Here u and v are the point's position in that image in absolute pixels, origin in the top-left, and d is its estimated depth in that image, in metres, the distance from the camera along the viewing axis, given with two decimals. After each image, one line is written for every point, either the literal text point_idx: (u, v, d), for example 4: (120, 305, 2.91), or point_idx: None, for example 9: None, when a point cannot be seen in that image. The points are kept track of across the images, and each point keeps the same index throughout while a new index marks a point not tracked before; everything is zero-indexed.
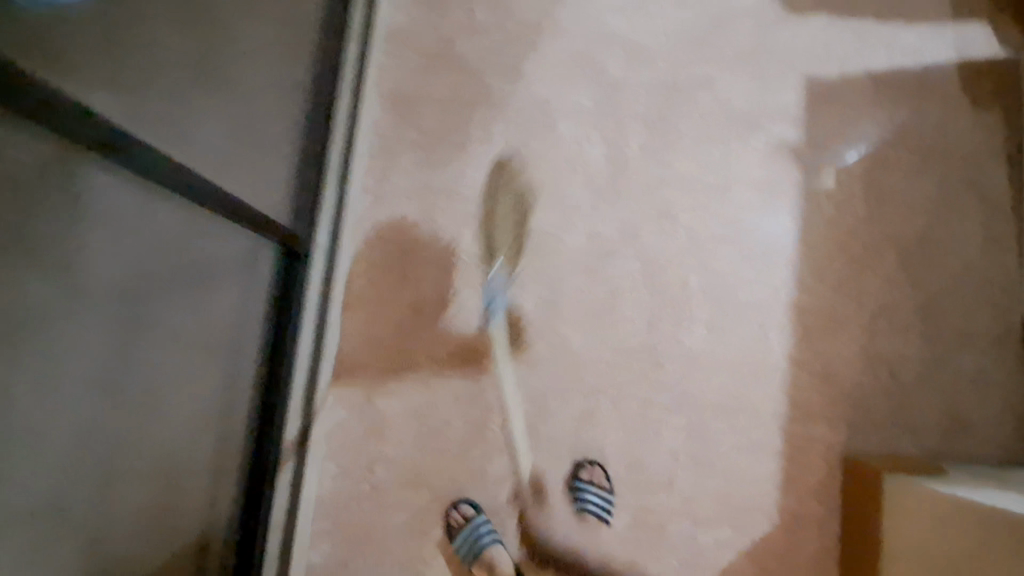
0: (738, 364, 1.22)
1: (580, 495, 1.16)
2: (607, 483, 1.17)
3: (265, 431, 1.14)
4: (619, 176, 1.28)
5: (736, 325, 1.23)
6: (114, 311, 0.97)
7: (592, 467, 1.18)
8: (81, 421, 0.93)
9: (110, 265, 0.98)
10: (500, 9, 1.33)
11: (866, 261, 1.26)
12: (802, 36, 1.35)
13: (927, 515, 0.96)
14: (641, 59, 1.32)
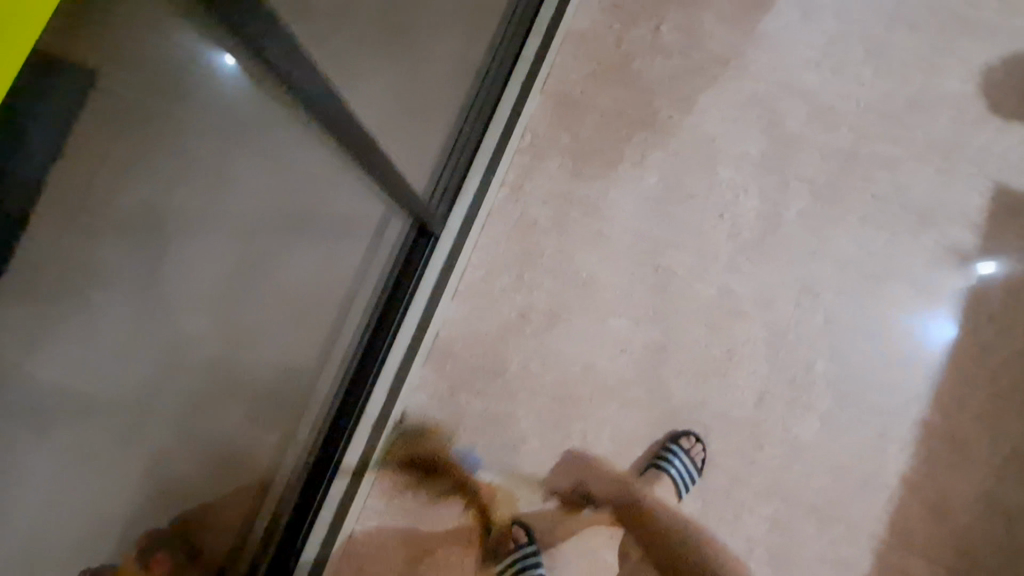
0: (845, 466, 1.13)
1: (669, 457, 1.12)
2: (698, 462, 1.13)
3: (352, 398, 1.11)
4: (769, 236, 1.20)
5: (854, 424, 1.14)
6: (230, 249, 0.82)
7: (694, 440, 1.14)
8: (153, 371, 0.76)
9: (249, 194, 0.82)
10: (690, 36, 1.27)
11: (1015, 399, 1.14)
12: (1003, 141, 1.24)
13: None
14: (824, 121, 1.24)
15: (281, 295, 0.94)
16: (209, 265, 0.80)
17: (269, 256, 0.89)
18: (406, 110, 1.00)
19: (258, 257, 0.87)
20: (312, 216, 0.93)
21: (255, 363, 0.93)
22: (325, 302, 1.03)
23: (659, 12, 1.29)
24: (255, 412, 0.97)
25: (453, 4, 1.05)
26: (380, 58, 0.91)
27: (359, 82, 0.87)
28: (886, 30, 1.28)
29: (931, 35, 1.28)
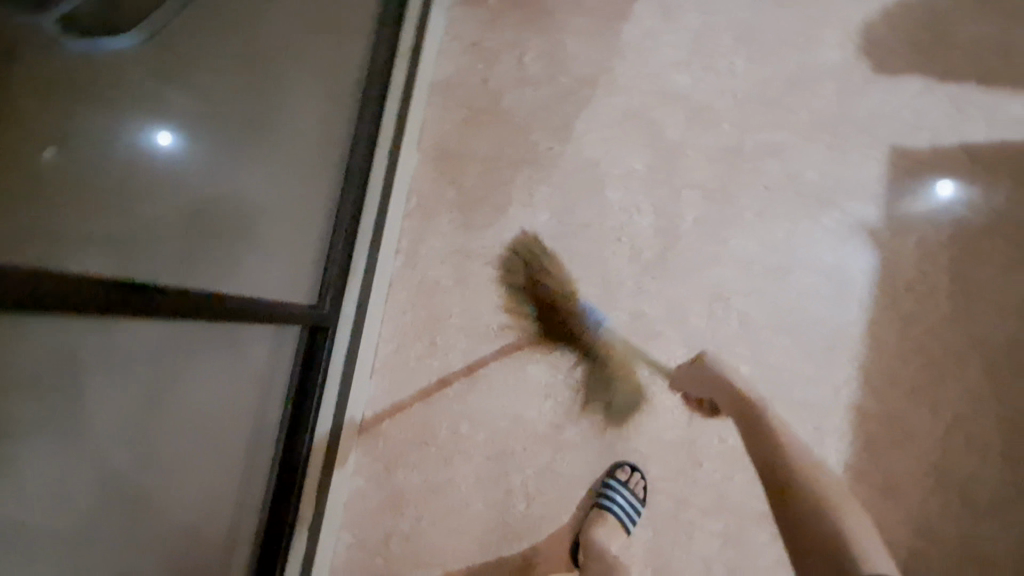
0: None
1: (609, 493, 1.10)
2: (641, 492, 1.12)
3: (280, 513, 1.04)
4: (669, 250, 1.19)
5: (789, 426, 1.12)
6: (151, 374, 0.76)
7: (630, 471, 1.13)
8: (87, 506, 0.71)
9: (155, 326, 0.76)
10: (553, 64, 1.26)
11: (945, 366, 1.12)
12: (890, 101, 1.21)
13: None
14: (703, 122, 1.22)
15: (201, 413, 0.87)
16: (130, 395, 0.74)
17: (185, 373, 0.83)
18: (268, 216, 0.96)
19: (176, 376, 0.81)
20: (213, 331, 0.87)
21: (180, 484, 0.85)
22: (241, 415, 0.97)
23: (520, 45, 1.28)
24: (193, 533, 0.90)
25: (308, 103, 1.04)
26: (248, 177, 0.91)
27: (228, 211, 0.87)
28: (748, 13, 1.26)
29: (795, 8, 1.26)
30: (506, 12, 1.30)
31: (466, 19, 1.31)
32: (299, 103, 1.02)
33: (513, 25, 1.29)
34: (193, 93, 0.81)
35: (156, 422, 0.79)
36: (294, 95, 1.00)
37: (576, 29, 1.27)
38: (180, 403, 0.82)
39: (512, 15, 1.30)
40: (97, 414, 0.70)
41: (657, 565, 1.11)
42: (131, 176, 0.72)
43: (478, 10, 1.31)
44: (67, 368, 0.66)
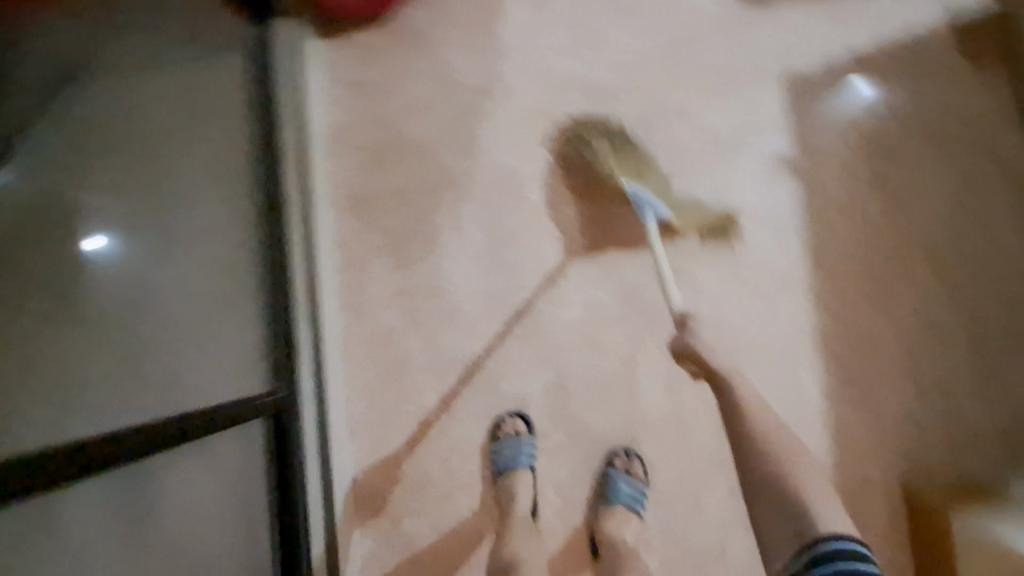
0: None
1: (613, 484, 1.12)
2: (643, 476, 1.13)
3: None
4: (602, 235, 1.19)
5: (761, 371, 1.14)
6: (127, 500, 0.77)
7: (627, 457, 1.14)
8: None
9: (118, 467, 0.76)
10: (440, 81, 1.25)
11: (890, 270, 1.15)
12: (773, 32, 1.22)
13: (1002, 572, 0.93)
14: (601, 100, 1.22)
15: (190, 526, 0.87)
16: (109, 524, 0.75)
17: (164, 493, 0.83)
18: (200, 316, 0.96)
19: (155, 497, 0.81)
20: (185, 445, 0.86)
21: None
22: (232, 513, 0.96)
23: (405, 73, 1.26)
24: None
25: (210, 192, 1.03)
26: (171, 281, 0.93)
27: (152, 321, 0.89)
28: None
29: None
30: (381, 44, 1.27)
31: (341, 60, 1.27)
32: (204, 195, 1.02)
33: (392, 55, 1.27)
34: (92, 203, 0.87)
35: (144, 546, 0.79)
36: (195, 190, 1.01)
37: (456, 44, 1.26)
38: (164, 525, 0.83)
39: (389, 46, 1.27)
40: (86, 547, 0.72)
41: (675, 539, 1.14)
42: (39, 309, 0.77)
43: (352, 47, 1.27)
44: (48, 516, 0.67)
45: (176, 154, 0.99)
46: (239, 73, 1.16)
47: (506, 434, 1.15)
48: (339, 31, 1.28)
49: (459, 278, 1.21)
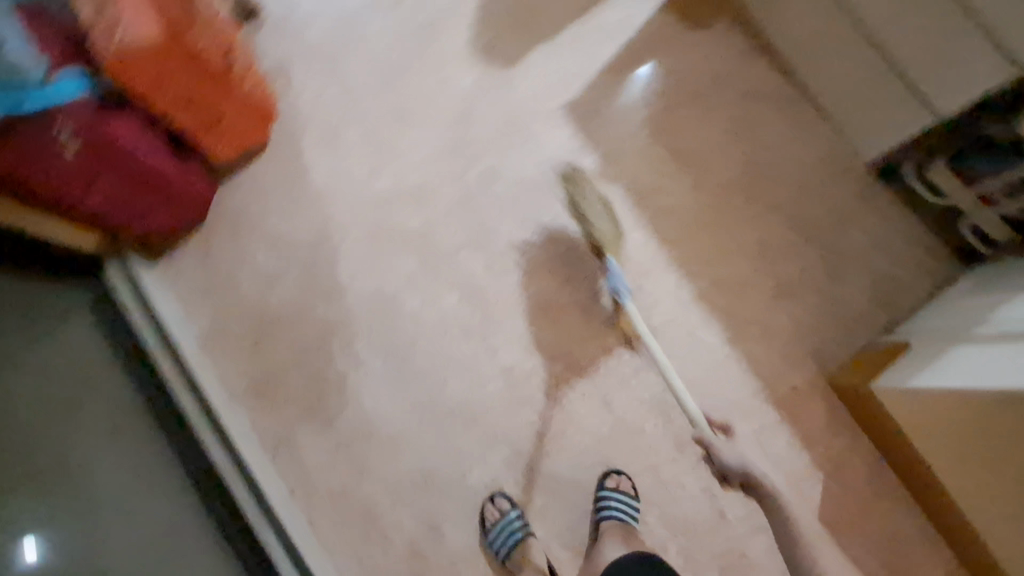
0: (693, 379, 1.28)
1: (605, 500, 1.19)
2: (633, 491, 1.22)
3: None
4: (485, 308, 1.32)
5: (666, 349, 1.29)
6: None
7: (617, 476, 1.22)
8: None
9: None
10: (283, 249, 1.34)
11: (722, 216, 1.33)
12: (536, 75, 1.40)
13: (947, 406, 1.06)
14: (426, 199, 1.36)
15: None
16: None
17: None
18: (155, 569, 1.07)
19: None
20: None
21: None
22: None
23: (247, 256, 1.34)
24: None
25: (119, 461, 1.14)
26: (114, 558, 1.06)
27: None
28: (388, 98, 1.40)
29: (415, 68, 1.41)
30: (214, 240, 1.34)
31: (183, 271, 1.32)
32: (114, 467, 1.12)
33: (228, 246, 1.34)
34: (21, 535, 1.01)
35: None
36: (101, 467, 1.12)
37: (282, 209, 1.36)
38: None
39: (221, 239, 1.34)
40: None
41: (676, 525, 1.24)
42: None
43: (188, 256, 1.33)
44: None
45: (78, 445, 1.12)
46: (92, 336, 1.22)
47: (495, 515, 1.21)
48: (172, 245, 1.33)
49: (384, 406, 1.28)
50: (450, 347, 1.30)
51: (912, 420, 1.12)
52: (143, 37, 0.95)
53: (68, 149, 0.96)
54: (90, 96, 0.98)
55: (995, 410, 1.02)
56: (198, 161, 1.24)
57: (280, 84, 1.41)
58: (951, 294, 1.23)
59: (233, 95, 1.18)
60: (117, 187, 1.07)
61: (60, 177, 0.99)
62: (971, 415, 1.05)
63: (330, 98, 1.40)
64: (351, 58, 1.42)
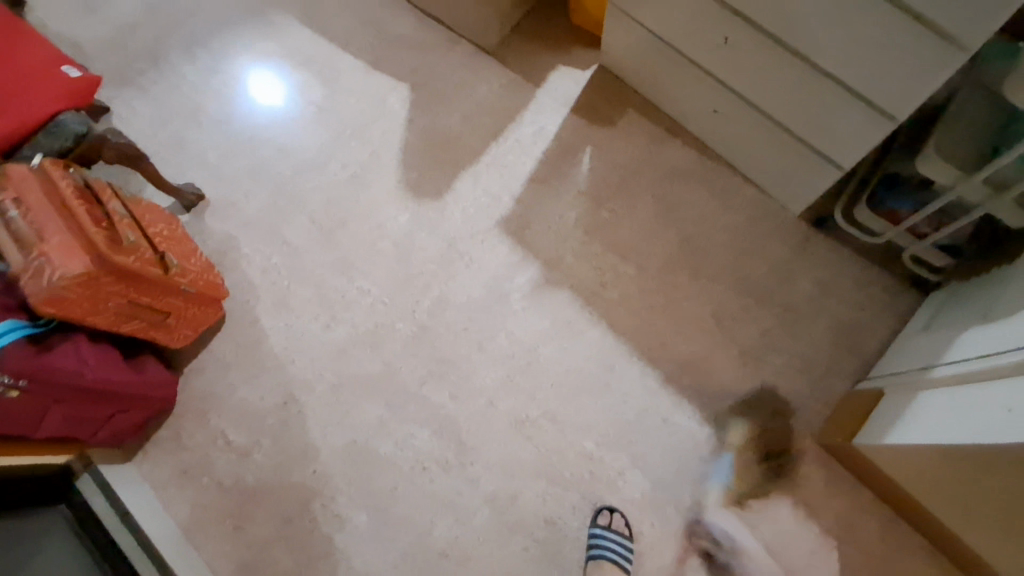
0: (679, 466, 1.25)
1: (599, 539, 1.18)
2: (626, 530, 1.20)
3: None
4: (459, 436, 1.31)
5: (645, 441, 1.27)
6: None
7: (610, 514, 1.21)
8: None
9: None
10: (251, 420, 1.35)
11: (669, 296, 1.36)
12: (467, 201, 1.48)
13: (915, 462, 1.01)
14: (382, 339, 1.39)
15: None
16: None
17: None
18: None
19: None
20: None
21: None
22: None
23: (218, 435, 1.35)
24: None
25: None
26: None
27: None
28: (332, 252, 1.46)
29: (351, 219, 1.48)
30: (185, 425, 1.36)
31: (160, 462, 1.33)
32: None
33: (199, 428, 1.35)
34: None
35: None
36: None
37: (246, 379, 1.38)
38: None
39: (192, 422, 1.36)
40: None
41: None
42: None
43: (163, 446, 1.35)
44: None
45: None
46: (75, 561, 1.12)
47: None
48: (147, 440, 1.35)
49: (374, 561, 1.24)
50: (431, 483, 1.28)
51: (901, 475, 1.07)
52: (73, 273, 0.98)
53: (11, 393, 0.98)
54: (26, 341, 1.00)
55: (947, 465, 0.95)
56: (150, 360, 1.28)
57: (228, 259, 1.46)
58: (912, 328, 1.21)
59: (176, 293, 1.21)
60: (71, 410, 1.09)
61: (10, 418, 1.02)
62: (935, 470, 0.98)
63: (277, 264, 1.46)
64: (291, 222, 1.49)
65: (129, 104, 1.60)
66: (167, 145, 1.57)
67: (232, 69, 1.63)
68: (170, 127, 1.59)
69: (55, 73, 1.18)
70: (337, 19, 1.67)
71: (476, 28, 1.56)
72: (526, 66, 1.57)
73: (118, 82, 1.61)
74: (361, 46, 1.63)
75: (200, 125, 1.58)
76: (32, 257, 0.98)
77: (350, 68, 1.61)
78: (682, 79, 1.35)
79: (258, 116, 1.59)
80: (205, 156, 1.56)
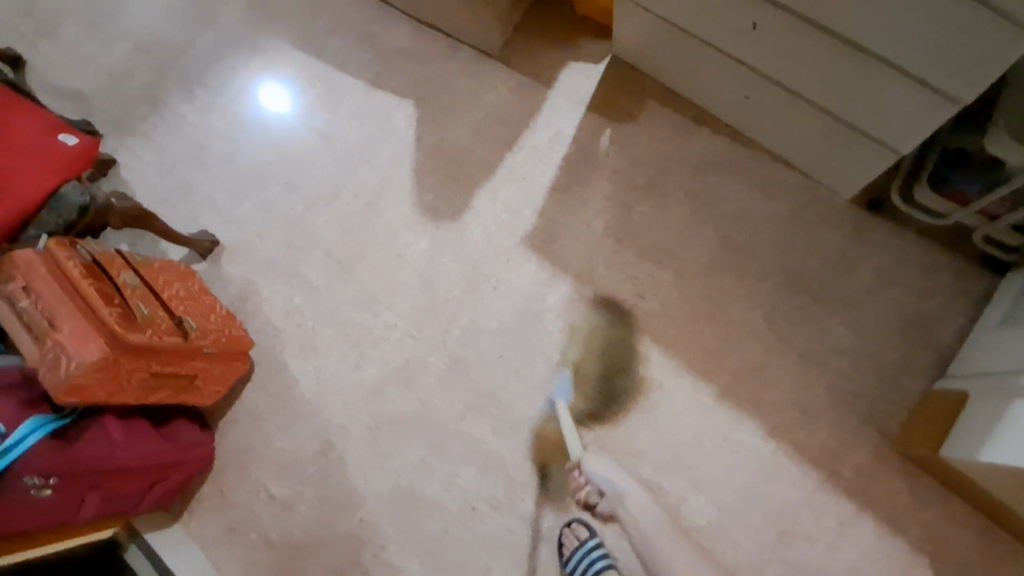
0: (716, 477, 1.18)
1: None
2: None
3: None
4: (506, 472, 1.25)
5: (599, 410, 1.25)
6: None
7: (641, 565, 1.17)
8: None
9: None
10: (291, 471, 1.31)
11: (714, 301, 1.26)
12: (486, 218, 1.39)
13: (1016, 477, 0.92)
14: (414, 374, 1.33)
15: None
16: None
17: None
18: None
19: None
20: None
21: None
22: None
23: (260, 488, 1.31)
24: None
25: None
26: None
27: None
28: (353, 287, 1.40)
29: (369, 251, 1.42)
30: (226, 481, 1.32)
31: (205, 522, 1.31)
32: None
33: (240, 483, 1.32)
34: None
35: None
36: None
37: (280, 429, 1.34)
38: None
39: (232, 478, 1.32)
40: None
41: None
42: None
43: (206, 505, 1.32)
44: None
45: None
46: None
47: None
48: (190, 500, 1.32)
49: None
50: (482, 523, 1.23)
51: (997, 485, 0.98)
52: (90, 360, 0.95)
53: (45, 492, 0.96)
54: (54, 437, 0.97)
55: None
56: (183, 424, 1.25)
57: (249, 306, 1.41)
58: (993, 317, 1.11)
59: (200, 356, 1.17)
60: (107, 492, 1.07)
61: (52, 512, 1.00)
62: None
63: (299, 305, 1.40)
64: (308, 260, 1.43)
65: (132, 152, 1.54)
66: (173, 191, 1.51)
67: (228, 105, 1.55)
68: (174, 172, 1.52)
69: (50, 145, 1.13)
70: (331, 38, 1.58)
71: (477, 32, 1.46)
72: (533, 66, 1.47)
73: (118, 131, 1.55)
74: (359, 64, 1.55)
75: (203, 166, 1.52)
76: (48, 347, 0.96)
77: (349, 89, 1.53)
78: (709, 65, 1.23)
79: (262, 150, 1.51)
80: (214, 199, 1.49)
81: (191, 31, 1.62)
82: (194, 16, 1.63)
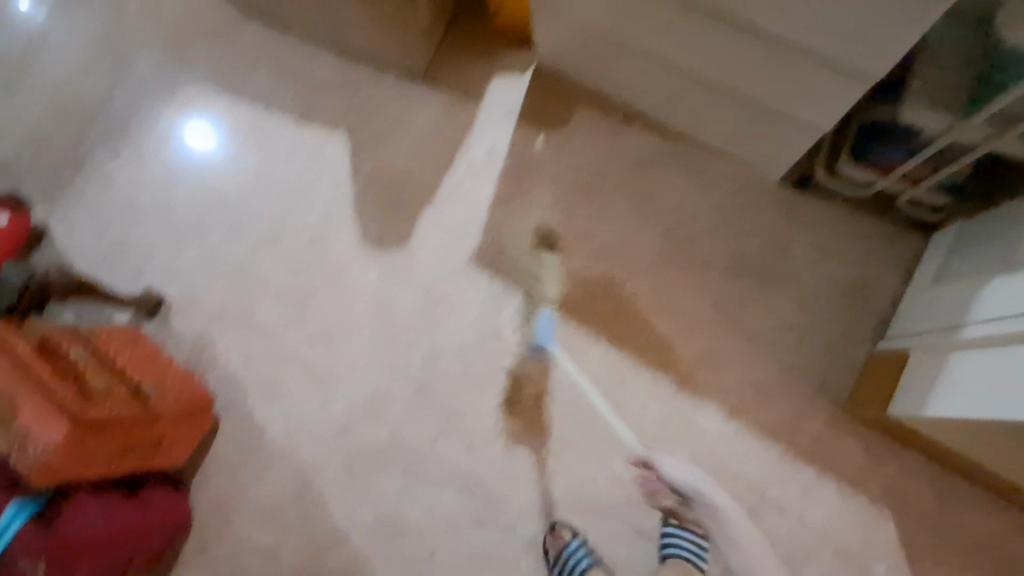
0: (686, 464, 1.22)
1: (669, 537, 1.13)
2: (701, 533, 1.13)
3: None
4: (484, 487, 1.27)
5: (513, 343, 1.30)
6: None
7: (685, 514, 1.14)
8: None
9: None
10: (273, 517, 1.31)
11: (664, 294, 1.30)
12: (433, 239, 1.40)
13: (961, 428, 0.98)
14: (382, 404, 1.34)
15: None
16: None
17: None
18: None
19: None
20: None
21: None
22: None
23: (243, 540, 1.31)
24: None
25: None
26: None
27: None
28: (310, 326, 1.40)
29: (321, 287, 1.41)
30: (207, 537, 1.31)
31: None
32: None
33: (222, 537, 1.31)
34: None
35: None
36: None
37: (256, 477, 1.33)
38: None
39: (214, 533, 1.31)
40: None
41: None
42: None
43: (190, 564, 1.30)
44: None
45: None
46: None
47: None
48: (172, 563, 1.31)
49: None
50: (468, 540, 1.25)
51: (944, 437, 1.04)
52: (55, 445, 0.95)
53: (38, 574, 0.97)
54: (35, 522, 1.00)
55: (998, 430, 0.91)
56: (157, 488, 1.24)
57: (207, 358, 1.40)
58: (924, 278, 1.17)
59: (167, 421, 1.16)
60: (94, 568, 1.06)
61: None
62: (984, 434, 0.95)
63: (258, 351, 1.39)
64: (260, 305, 1.42)
65: (64, 217, 1.50)
66: (112, 251, 1.48)
67: (158, 157, 1.52)
68: (111, 232, 1.49)
69: None
70: (254, 76, 1.56)
71: (400, 55, 1.46)
72: (459, 82, 1.47)
73: (46, 197, 1.51)
74: (286, 100, 1.53)
75: (140, 222, 1.49)
76: (15, 435, 0.97)
77: (280, 126, 1.52)
78: (631, 66, 1.26)
79: (199, 199, 1.49)
80: (156, 255, 1.47)
81: (108, 84, 1.58)
82: (109, 69, 1.59)
